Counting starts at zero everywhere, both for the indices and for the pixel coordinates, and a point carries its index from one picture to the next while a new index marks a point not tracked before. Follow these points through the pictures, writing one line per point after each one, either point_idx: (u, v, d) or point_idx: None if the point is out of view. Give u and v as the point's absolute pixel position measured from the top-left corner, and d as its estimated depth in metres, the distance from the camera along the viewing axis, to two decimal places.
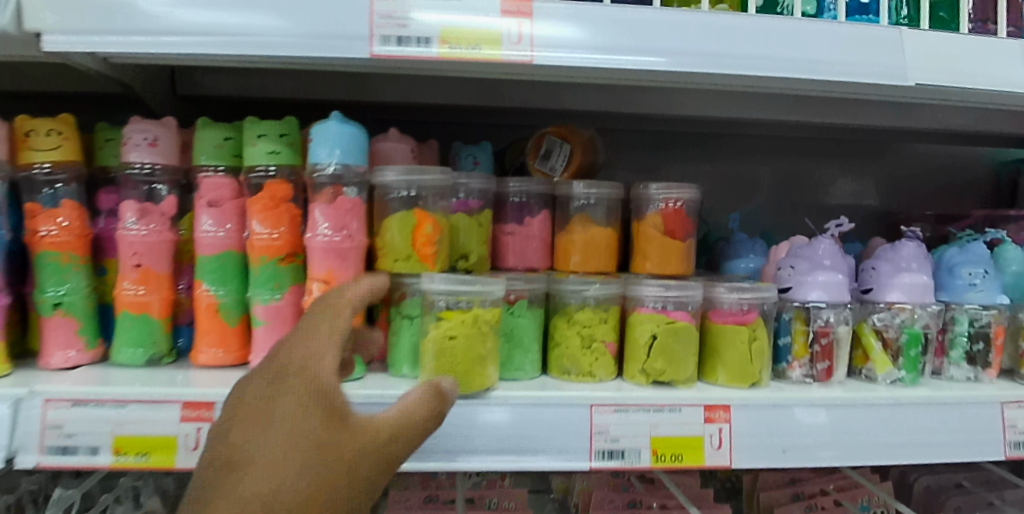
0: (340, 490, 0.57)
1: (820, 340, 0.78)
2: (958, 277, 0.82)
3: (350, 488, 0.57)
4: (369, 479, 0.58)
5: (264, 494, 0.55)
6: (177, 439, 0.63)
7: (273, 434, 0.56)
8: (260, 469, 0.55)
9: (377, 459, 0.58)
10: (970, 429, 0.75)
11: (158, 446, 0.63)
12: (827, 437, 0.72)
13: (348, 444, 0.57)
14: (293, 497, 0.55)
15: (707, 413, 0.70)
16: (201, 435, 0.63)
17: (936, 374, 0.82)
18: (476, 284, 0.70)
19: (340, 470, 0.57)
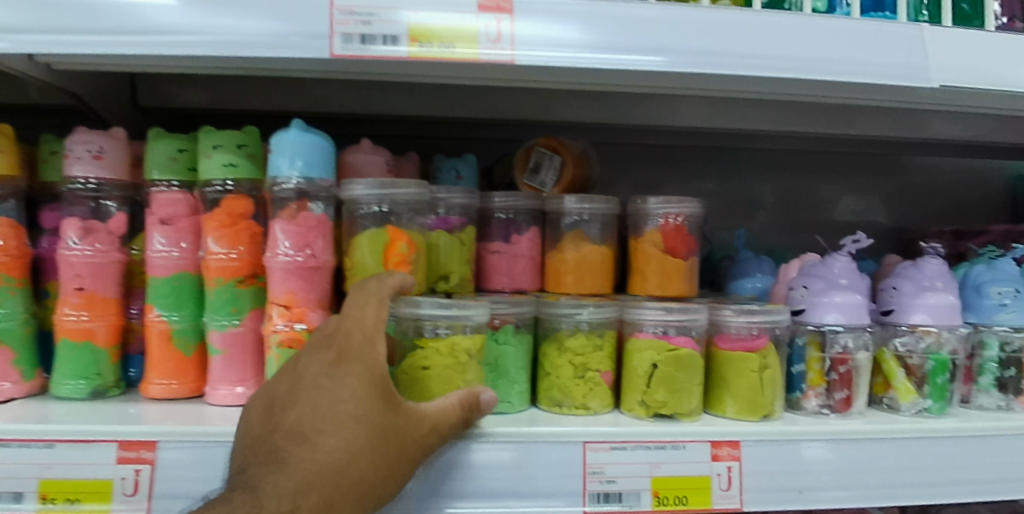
0: (391, 474, 0.53)
1: (839, 367, 0.70)
2: (986, 296, 0.74)
3: (400, 474, 0.54)
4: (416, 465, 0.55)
5: (321, 472, 0.50)
6: (113, 483, 0.53)
7: (330, 406, 0.52)
8: (318, 445, 0.51)
9: (428, 446, 0.55)
10: (1003, 464, 0.67)
11: (91, 491, 0.53)
12: (845, 475, 0.64)
13: (405, 424, 0.54)
14: (352, 476, 0.51)
15: (715, 449, 0.62)
16: (141, 480, 0.54)
17: (963, 404, 0.74)
18: (457, 312, 0.62)
19: (395, 451, 0.53)
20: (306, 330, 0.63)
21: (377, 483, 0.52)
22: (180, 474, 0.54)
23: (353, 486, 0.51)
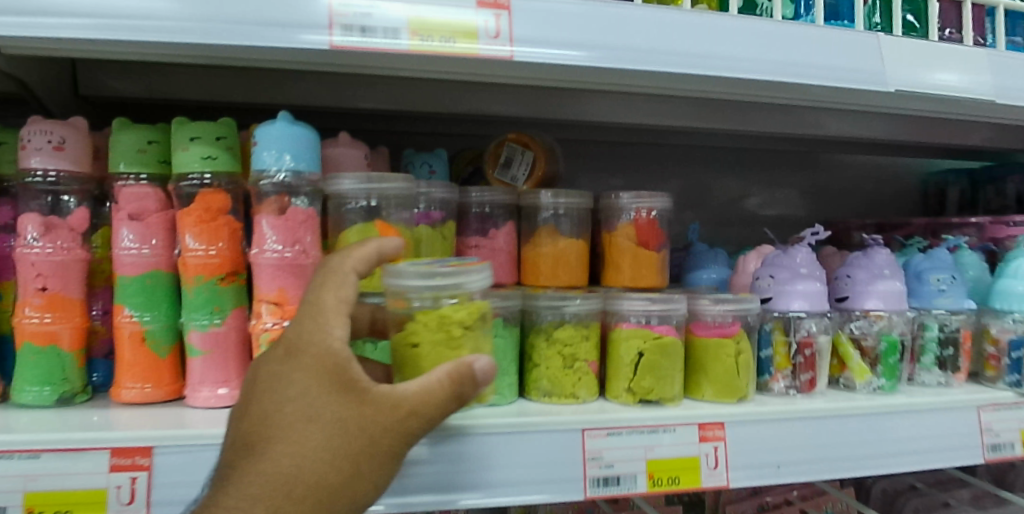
0: (362, 471, 0.48)
1: (804, 351, 0.75)
2: (926, 283, 0.82)
3: (376, 468, 0.49)
4: (398, 456, 0.50)
5: (274, 479, 0.46)
6: (107, 493, 0.51)
7: (279, 408, 0.48)
8: (271, 449, 0.47)
9: (404, 437, 0.49)
10: (947, 434, 0.73)
11: (83, 503, 0.51)
12: (812, 451, 0.68)
13: (371, 418, 0.48)
14: (309, 480, 0.47)
15: (702, 431, 0.65)
16: (136, 487, 0.52)
17: (907, 381, 0.80)
18: (443, 283, 0.58)
19: (362, 448, 0.48)
20: None
21: (342, 483, 0.47)
22: (177, 479, 0.53)
23: (313, 490, 0.47)
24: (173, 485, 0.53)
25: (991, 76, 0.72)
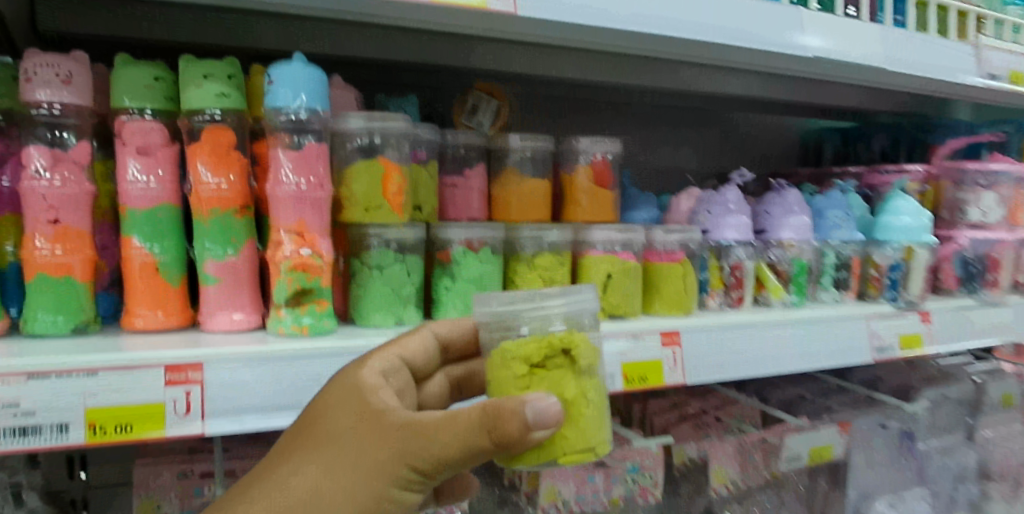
0: (358, 486, 0.47)
1: (735, 273, 0.89)
2: (826, 219, 0.99)
3: (376, 490, 0.47)
4: (404, 481, 0.48)
5: (278, 484, 0.48)
6: (165, 406, 0.58)
7: (303, 424, 0.51)
8: (284, 458, 0.49)
9: (407, 460, 0.47)
10: (842, 338, 0.90)
11: (142, 416, 0.57)
12: (744, 354, 0.83)
13: (380, 435, 0.48)
14: (303, 486, 0.48)
15: (662, 338, 0.79)
16: (190, 398, 0.58)
17: (812, 299, 0.95)
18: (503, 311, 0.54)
19: (363, 464, 0.48)
20: (315, 255, 0.69)
21: (333, 495, 0.47)
22: (227, 389, 0.60)
23: (308, 498, 0.47)
24: (223, 395, 0.59)
25: (882, 48, 0.88)
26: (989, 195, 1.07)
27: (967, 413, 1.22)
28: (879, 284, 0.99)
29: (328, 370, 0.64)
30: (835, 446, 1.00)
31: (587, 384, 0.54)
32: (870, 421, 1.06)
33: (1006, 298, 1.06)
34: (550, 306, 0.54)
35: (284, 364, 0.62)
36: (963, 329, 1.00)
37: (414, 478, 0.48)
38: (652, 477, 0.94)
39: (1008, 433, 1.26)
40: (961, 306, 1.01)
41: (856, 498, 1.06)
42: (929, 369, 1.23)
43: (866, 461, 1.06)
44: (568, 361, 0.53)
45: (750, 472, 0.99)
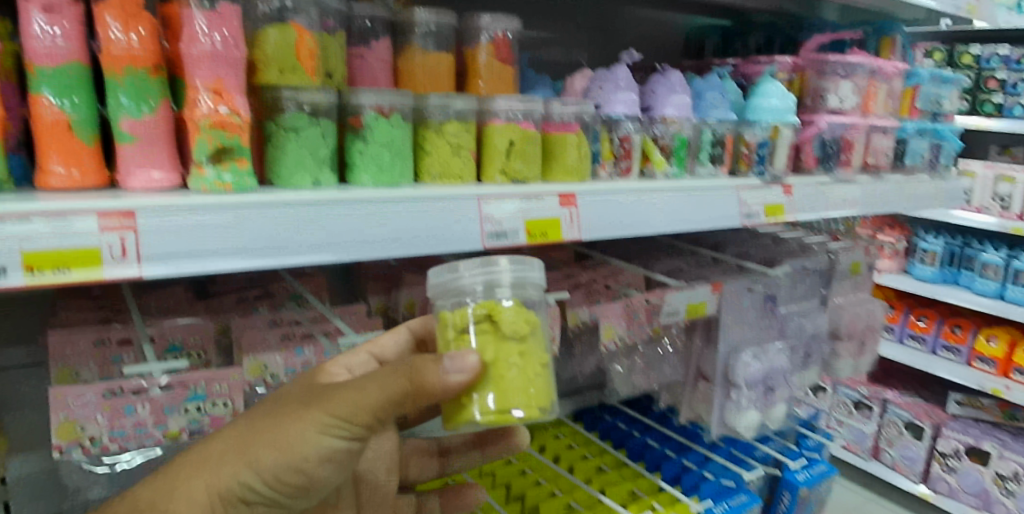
0: (288, 432, 0.59)
1: (623, 145, 0.99)
2: (705, 99, 1.10)
3: (304, 433, 0.58)
4: (326, 427, 0.58)
5: (229, 434, 0.61)
6: (102, 250, 0.63)
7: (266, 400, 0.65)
8: (241, 418, 0.63)
9: (329, 409, 0.58)
10: (716, 204, 1.02)
11: (79, 260, 0.62)
12: (631, 216, 0.93)
13: (315, 390, 0.61)
14: (249, 434, 0.60)
15: (561, 199, 0.88)
16: (126, 242, 0.64)
17: (692, 174, 1.06)
18: (444, 281, 0.66)
19: (295, 414, 0.59)
20: (233, 113, 0.73)
21: (267, 438, 0.59)
22: (159, 232, 0.66)
23: (248, 439, 0.60)
24: (156, 239, 0.66)
25: None
26: (846, 84, 1.22)
27: (825, 282, 1.39)
28: (749, 160, 1.12)
29: (256, 212, 0.71)
30: (708, 303, 1.15)
31: (509, 350, 0.63)
32: (740, 286, 1.20)
33: (856, 176, 1.23)
34: (497, 274, 0.65)
35: (209, 214, 0.68)
36: (817, 201, 1.15)
37: (334, 423, 0.58)
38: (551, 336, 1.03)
39: (857, 298, 1.45)
40: (818, 181, 1.17)
41: (726, 351, 1.20)
42: (792, 245, 1.40)
43: (735, 319, 1.21)
44: (494, 331, 0.63)
45: (636, 329, 1.11)
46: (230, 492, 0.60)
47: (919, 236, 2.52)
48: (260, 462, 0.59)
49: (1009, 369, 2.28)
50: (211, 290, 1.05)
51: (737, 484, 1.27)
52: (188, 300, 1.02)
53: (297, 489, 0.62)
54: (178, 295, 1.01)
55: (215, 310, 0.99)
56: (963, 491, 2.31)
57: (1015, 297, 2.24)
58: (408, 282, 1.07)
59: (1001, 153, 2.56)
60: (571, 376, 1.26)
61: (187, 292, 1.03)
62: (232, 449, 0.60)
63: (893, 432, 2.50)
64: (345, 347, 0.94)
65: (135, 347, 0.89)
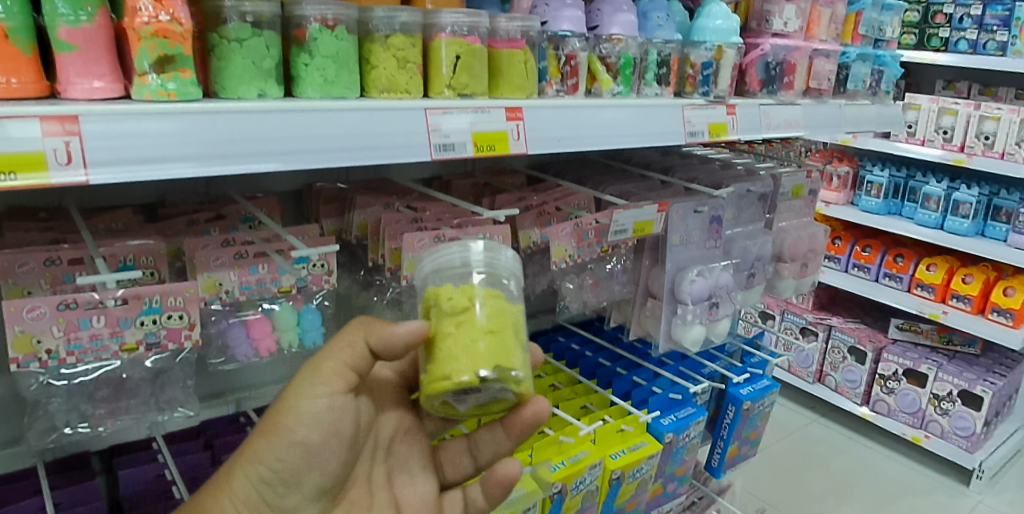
0: (277, 407, 0.72)
1: (569, 62, 1.01)
2: (650, 20, 1.12)
3: (289, 402, 0.71)
4: (303, 389, 0.71)
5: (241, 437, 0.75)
6: (46, 155, 0.60)
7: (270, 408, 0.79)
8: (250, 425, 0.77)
9: (302, 375, 0.73)
10: (661, 122, 1.05)
11: (23, 164, 0.59)
12: (578, 130, 0.96)
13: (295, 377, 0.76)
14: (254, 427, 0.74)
15: (507, 113, 0.90)
16: (70, 148, 0.62)
17: (638, 93, 1.10)
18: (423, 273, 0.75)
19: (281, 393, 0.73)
20: (174, 21, 0.74)
21: (264, 418, 0.72)
22: (103, 139, 0.64)
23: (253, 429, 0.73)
24: (101, 145, 0.63)
25: None
26: (790, 8, 1.25)
27: (766, 209, 1.45)
28: (694, 81, 1.15)
29: (200, 119, 0.69)
30: (655, 222, 1.19)
31: (450, 323, 0.69)
32: (687, 207, 1.23)
33: (797, 99, 1.28)
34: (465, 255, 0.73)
35: (148, 121, 0.66)
36: (760, 121, 1.19)
37: (311, 384, 0.72)
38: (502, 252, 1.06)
39: (799, 222, 1.51)
40: (761, 103, 1.20)
41: (673, 270, 1.25)
42: (739, 171, 1.45)
43: (682, 239, 1.25)
44: (448, 305, 0.69)
45: (586, 248, 1.15)
46: (250, 476, 0.71)
47: (867, 169, 2.63)
48: (263, 442, 0.71)
49: (947, 296, 2.42)
50: (161, 213, 1.05)
51: (683, 397, 1.35)
52: (137, 222, 1.03)
53: (301, 460, 0.72)
54: (128, 217, 1.01)
55: (165, 234, 1.00)
56: (901, 411, 2.51)
57: (953, 227, 2.40)
58: (360, 204, 1.08)
59: (946, 88, 2.68)
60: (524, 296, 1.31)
61: (136, 215, 1.04)
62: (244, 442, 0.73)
63: (838, 357, 2.67)
64: (298, 264, 0.96)
65: (86, 265, 0.89)
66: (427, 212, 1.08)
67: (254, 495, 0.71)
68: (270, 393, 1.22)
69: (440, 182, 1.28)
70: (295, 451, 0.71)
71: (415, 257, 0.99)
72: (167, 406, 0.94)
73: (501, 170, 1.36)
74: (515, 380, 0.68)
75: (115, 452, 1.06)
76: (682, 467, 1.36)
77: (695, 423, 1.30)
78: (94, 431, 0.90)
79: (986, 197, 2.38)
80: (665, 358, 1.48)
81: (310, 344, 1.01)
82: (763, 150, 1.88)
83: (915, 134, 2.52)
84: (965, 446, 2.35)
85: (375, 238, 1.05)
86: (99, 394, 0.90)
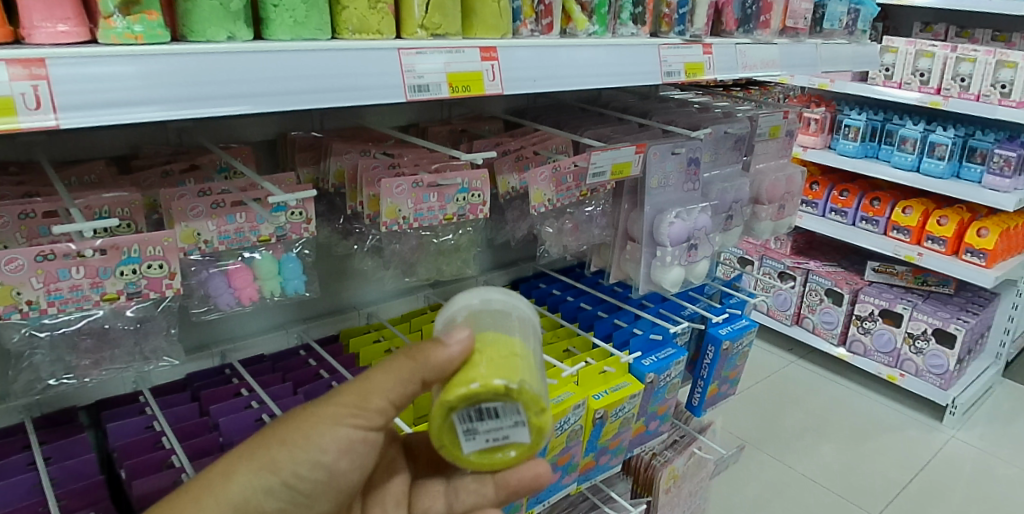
0: (306, 426, 0.65)
1: (542, 2, 1.00)
2: None
3: (325, 425, 0.65)
4: (344, 416, 0.65)
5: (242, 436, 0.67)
6: (14, 99, 0.58)
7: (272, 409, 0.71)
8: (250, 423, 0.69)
9: (346, 401, 0.65)
10: (638, 62, 1.05)
11: None
12: (554, 70, 0.96)
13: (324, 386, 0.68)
14: (265, 431, 0.66)
15: (482, 53, 0.90)
16: (38, 93, 0.59)
17: (614, 34, 1.10)
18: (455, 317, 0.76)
19: (311, 409, 0.66)
20: None
21: (287, 428, 0.65)
22: (70, 82, 0.61)
23: (266, 434, 0.65)
24: (68, 88, 0.61)
25: None
26: None
27: (744, 151, 1.46)
28: (670, 21, 1.16)
29: (167, 60, 0.66)
30: (634, 163, 1.18)
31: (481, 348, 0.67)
32: (664, 149, 1.23)
33: (773, 38, 1.28)
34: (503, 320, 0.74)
35: (113, 65, 0.63)
36: (736, 61, 1.19)
37: (346, 413, 0.65)
38: (481, 197, 1.07)
39: (776, 164, 1.53)
40: (737, 42, 1.20)
41: (652, 213, 1.26)
42: (716, 114, 1.45)
43: (660, 182, 1.26)
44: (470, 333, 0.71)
45: (564, 192, 1.15)
46: (255, 486, 0.64)
47: (845, 113, 2.65)
48: (285, 453, 0.64)
49: (922, 238, 2.46)
50: (134, 165, 1.04)
51: (664, 338, 1.37)
52: (109, 174, 1.02)
53: (318, 486, 0.67)
54: (101, 168, 1.00)
55: (140, 185, 0.99)
56: (876, 350, 2.58)
57: (930, 169, 2.42)
58: (336, 151, 1.08)
59: (923, 31, 2.69)
60: (503, 242, 1.32)
61: (108, 167, 1.02)
62: (247, 444, 0.65)
63: (815, 299, 2.72)
64: (276, 212, 0.96)
65: (62, 218, 0.88)
66: (404, 158, 1.08)
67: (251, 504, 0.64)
68: (254, 345, 1.23)
69: (417, 129, 1.28)
70: (317, 474, 0.66)
71: (393, 203, 0.99)
72: (152, 358, 0.94)
73: (478, 116, 1.35)
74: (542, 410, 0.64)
75: (102, 406, 1.07)
76: (663, 406, 1.40)
77: (676, 363, 1.32)
78: (80, 382, 0.91)
79: (962, 138, 2.40)
80: (646, 301, 1.50)
81: (292, 292, 1.02)
82: (740, 93, 1.88)
83: (892, 77, 2.52)
84: (938, 384, 2.42)
85: (353, 185, 1.05)
86: (82, 345, 0.90)
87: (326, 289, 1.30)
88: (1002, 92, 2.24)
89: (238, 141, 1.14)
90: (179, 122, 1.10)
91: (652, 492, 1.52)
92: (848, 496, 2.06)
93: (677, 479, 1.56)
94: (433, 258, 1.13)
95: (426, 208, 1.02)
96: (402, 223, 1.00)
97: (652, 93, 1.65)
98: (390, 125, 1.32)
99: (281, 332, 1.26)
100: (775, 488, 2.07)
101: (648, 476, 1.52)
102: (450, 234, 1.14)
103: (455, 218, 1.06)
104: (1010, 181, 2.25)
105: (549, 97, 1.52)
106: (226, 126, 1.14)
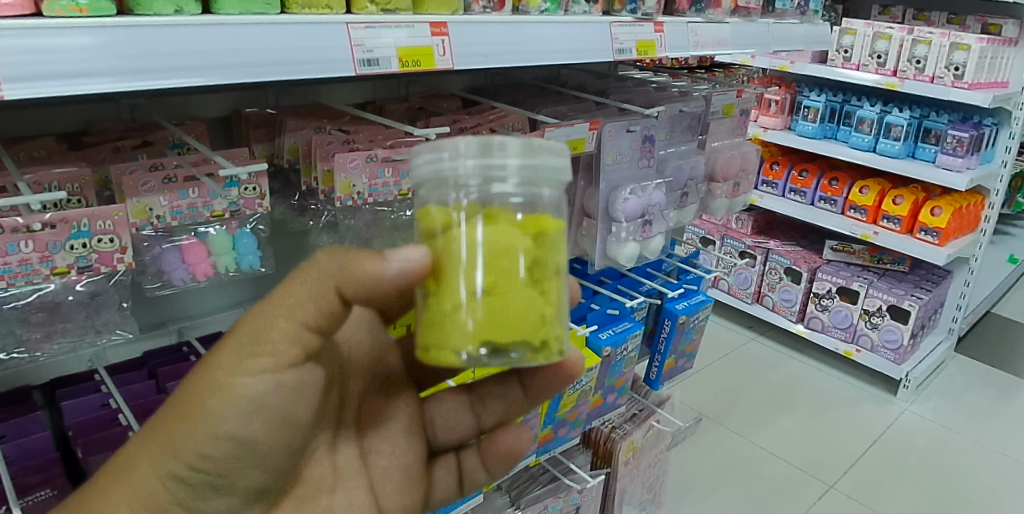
0: (201, 389, 0.61)
1: None
2: None
3: (218, 386, 0.61)
4: (239, 369, 0.61)
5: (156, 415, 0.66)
6: None
7: None
8: None
9: (232, 348, 0.61)
10: (592, 40, 1.07)
11: None
12: (506, 47, 0.97)
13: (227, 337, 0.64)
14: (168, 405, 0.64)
15: (432, 28, 0.91)
16: None
17: (567, 11, 1.12)
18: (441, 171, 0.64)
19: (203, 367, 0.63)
20: None
21: (184, 398, 0.62)
22: (13, 52, 0.61)
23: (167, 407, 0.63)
24: (10, 56, 0.61)
25: None
26: None
27: (699, 130, 1.49)
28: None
29: (113, 31, 0.66)
30: (587, 140, 1.20)
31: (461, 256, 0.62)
32: (619, 126, 1.26)
33: (725, 17, 1.31)
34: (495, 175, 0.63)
35: (61, 35, 0.63)
36: (688, 40, 1.22)
37: (239, 364, 0.61)
38: None
39: (731, 143, 1.56)
40: (689, 21, 1.23)
41: (608, 190, 1.29)
42: (672, 93, 1.47)
43: (614, 159, 1.28)
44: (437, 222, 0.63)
45: None
46: (162, 467, 0.62)
47: (805, 94, 2.69)
48: (182, 425, 0.61)
49: (878, 217, 2.52)
50: (85, 142, 1.03)
51: (621, 313, 1.41)
52: (60, 150, 1.01)
53: (234, 459, 0.63)
54: (53, 143, 0.99)
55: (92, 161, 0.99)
56: (834, 326, 2.65)
57: (886, 149, 2.48)
58: (290, 127, 1.09)
59: (881, 13, 2.76)
60: None
61: (59, 143, 1.02)
62: (152, 428, 0.64)
63: (775, 278, 2.79)
64: (229, 188, 0.96)
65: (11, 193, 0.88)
66: (359, 134, 1.09)
67: (159, 490, 0.62)
68: (211, 323, 1.24)
69: (375, 107, 1.29)
70: (230, 445, 0.62)
71: (347, 179, 1.00)
72: (106, 332, 0.95)
73: (435, 94, 1.36)
74: (546, 360, 0.62)
75: (59, 385, 1.07)
76: (621, 379, 1.43)
77: (632, 336, 1.36)
78: (31, 357, 0.91)
79: (917, 119, 2.46)
80: (604, 277, 1.53)
81: (246, 267, 1.02)
82: (701, 74, 1.91)
83: (850, 59, 2.57)
84: (892, 358, 2.49)
85: (308, 159, 1.06)
86: (36, 321, 0.90)
87: (282, 267, 1.31)
88: (955, 74, 2.30)
89: (191, 118, 1.14)
90: (131, 98, 1.09)
91: (611, 464, 1.56)
92: (806, 468, 2.12)
93: (637, 451, 1.61)
94: (390, 233, 1.14)
95: (381, 183, 1.03)
96: (356, 199, 1.01)
97: (610, 72, 1.67)
98: (348, 103, 1.32)
99: (238, 310, 1.28)
100: (734, 462, 2.13)
101: (607, 448, 1.56)
102: (406, 210, 1.15)
103: (410, 193, 1.07)
104: (962, 160, 2.32)
105: (507, 75, 1.53)
106: (179, 104, 1.13)
